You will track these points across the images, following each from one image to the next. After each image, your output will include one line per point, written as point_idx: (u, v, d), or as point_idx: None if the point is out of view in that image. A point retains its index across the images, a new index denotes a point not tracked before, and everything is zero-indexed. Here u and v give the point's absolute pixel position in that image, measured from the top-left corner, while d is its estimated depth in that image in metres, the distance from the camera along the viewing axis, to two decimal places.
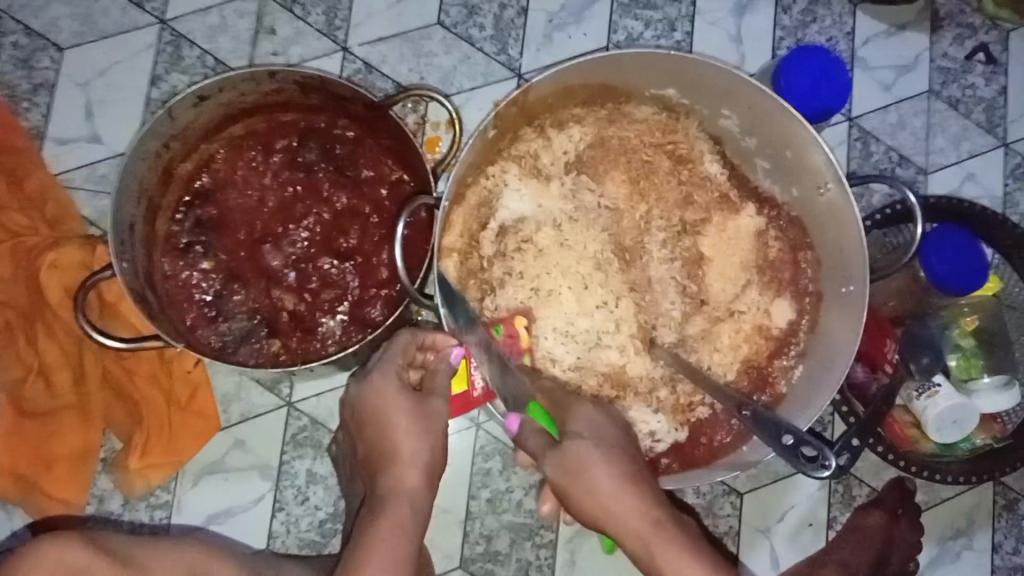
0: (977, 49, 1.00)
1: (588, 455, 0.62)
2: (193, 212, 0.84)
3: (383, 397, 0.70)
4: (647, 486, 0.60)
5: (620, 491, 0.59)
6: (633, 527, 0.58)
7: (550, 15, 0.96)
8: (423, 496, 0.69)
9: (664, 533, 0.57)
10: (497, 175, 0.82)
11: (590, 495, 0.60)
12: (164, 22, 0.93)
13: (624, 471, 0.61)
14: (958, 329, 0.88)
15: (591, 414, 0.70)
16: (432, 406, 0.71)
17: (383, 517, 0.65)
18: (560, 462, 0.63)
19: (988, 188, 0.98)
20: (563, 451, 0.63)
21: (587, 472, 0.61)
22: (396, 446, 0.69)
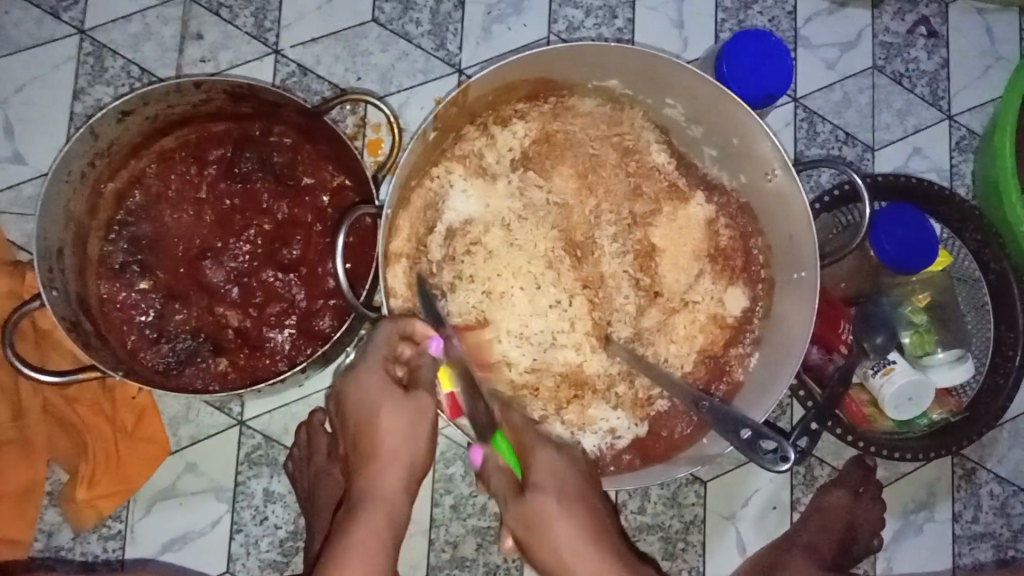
0: (918, 23, 1.00)
1: (548, 507, 0.59)
2: (127, 230, 0.81)
3: (372, 392, 0.64)
4: (610, 544, 0.59)
5: (584, 551, 0.58)
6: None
7: (487, 7, 0.93)
8: (405, 496, 0.62)
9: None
10: (442, 176, 0.80)
11: (549, 550, 0.58)
12: (83, 33, 0.89)
13: (588, 525, 0.59)
14: (911, 306, 0.88)
15: (548, 453, 0.66)
16: (421, 399, 0.64)
17: (360, 519, 0.60)
18: (521, 519, 0.60)
19: (935, 162, 0.99)
20: (524, 502, 0.60)
21: (550, 528, 0.58)
22: (377, 444, 0.63)
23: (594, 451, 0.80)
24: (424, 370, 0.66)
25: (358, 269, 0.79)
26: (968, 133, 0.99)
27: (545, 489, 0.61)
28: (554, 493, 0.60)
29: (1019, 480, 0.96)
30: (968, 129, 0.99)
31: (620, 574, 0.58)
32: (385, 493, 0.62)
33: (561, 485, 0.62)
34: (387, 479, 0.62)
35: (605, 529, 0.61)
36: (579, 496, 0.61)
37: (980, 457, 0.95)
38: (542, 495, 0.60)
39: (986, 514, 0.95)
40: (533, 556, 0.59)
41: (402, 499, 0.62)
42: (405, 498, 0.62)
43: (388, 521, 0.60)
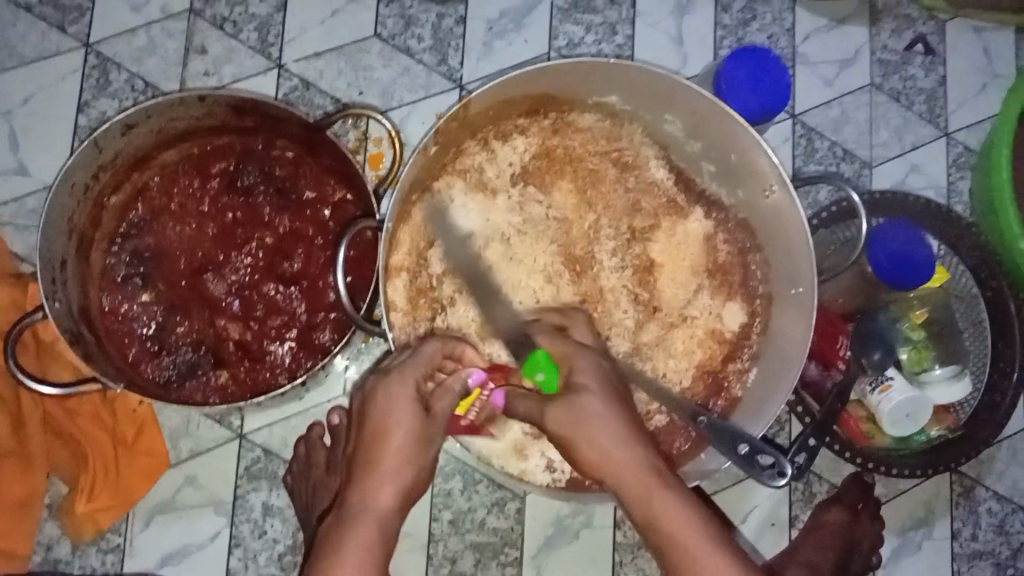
0: (916, 41, 1.01)
1: (591, 405, 0.60)
2: (129, 243, 0.82)
3: (387, 403, 0.63)
4: (647, 446, 0.60)
5: (624, 448, 0.59)
6: (633, 483, 0.58)
7: (489, 23, 0.94)
8: (399, 514, 0.61)
9: (663, 486, 0.58)
10: (443, 191, 0.80)
11: (590, 446, 0.59)
12: (88, 46, 0.90)
13: (629, 428, 0.60)
14: (909, 322, 0.88)
15: (592, 356, 0.66)
16: (437, 425, 0.64)
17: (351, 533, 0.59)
18: (563, 415, 0.61)
19: (932, 179, 0.99)
20: (568, 400, 0.61)
21: (589, 426, 0.59)
22: (377, 460, 0.62)
23: None
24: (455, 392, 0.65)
25: (359, 283, 0.79)
26: (966, 150, 1.00)
27: (590, 387, 0.62)
28: (598, 394, 0.61)
29: (1017, 498, 0.96)
30: (965, 146, 1.00)
31: (654, 469, 0.59)
32: (380, 508, 0.60)
33: (607, 387, 0.62)
34: (384, 493, 0.61)
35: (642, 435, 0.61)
36: (621, 400, 0.62)
37: (979, 474, 0.95)
38: (586, 394, 0.61)
39: (984, 531, 0.95)
40: (574, 448, 0.60)
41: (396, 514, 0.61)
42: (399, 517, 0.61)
43: (383, 537, 0.59)
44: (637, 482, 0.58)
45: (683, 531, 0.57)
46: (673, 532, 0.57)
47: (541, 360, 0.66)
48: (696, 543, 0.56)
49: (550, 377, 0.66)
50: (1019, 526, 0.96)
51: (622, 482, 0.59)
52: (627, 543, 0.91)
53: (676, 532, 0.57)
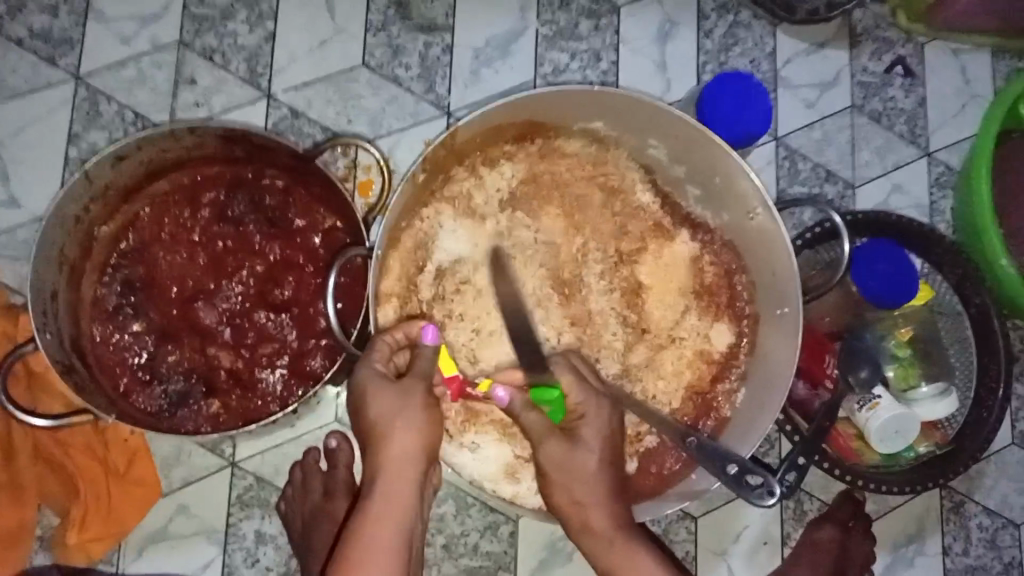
0: (895, 63, 1.03)
1: (584, 465, 0.69)
2: (120, 273, 0.82)
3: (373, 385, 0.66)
4: (621, 501, 0.71)
5: (598, 508, 0.70)
6: (599, 537, 0.70)
7: (475, 51, 0.96)
8: (418, 466, 0.67)
9: (628, 542, 0.70)
10: (432, 217, 0.81)
11: (567, 496, 0.70)
12: (78, 78, 0.91)
13: (609, 488, 0.70)
14: (894, 340, 0.89)
15: (604, 402, 0.72)
16: (408, 383, 0.67)
17: (377, 504, 0.65)
18: (555, 456, 0.70)
19: (915, 198, 1.01)
20: (568, 453, 0.69)
21: (572, 480, 0.70)
22: (388, 433, 0.66)
23: None
24: (422, 361, 0.68)
25: (349, 309, 0.80)
26: (947, 169, 1.02)
27: (588, 441, 0.70)
28: (595, 454, 0.69)
29: (1007, 512, 0.96)
30: (946, 165, 1.02)
31: (617, 522, 0.70)
32: (400, 470, 0.66)
33: (606, 442, 0.70)
34: (400, 454, 0.66)
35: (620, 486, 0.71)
36: (613, 451, 0.71)
37: (968, 489, 0.96)
38: (582, 451, 0.69)
39: (975, 546, 0.95)
40: (553, 489, 0.71)
41: (415, 468, 0.66)
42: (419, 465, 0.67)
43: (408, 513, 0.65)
44: (603, 534, 0.70)
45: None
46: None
47: (554, 399, 0.71)
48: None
49: (554, 414, 0.72)
50: (1010, 540, 0.96)
51: (589, 537, 0.71)
52: None
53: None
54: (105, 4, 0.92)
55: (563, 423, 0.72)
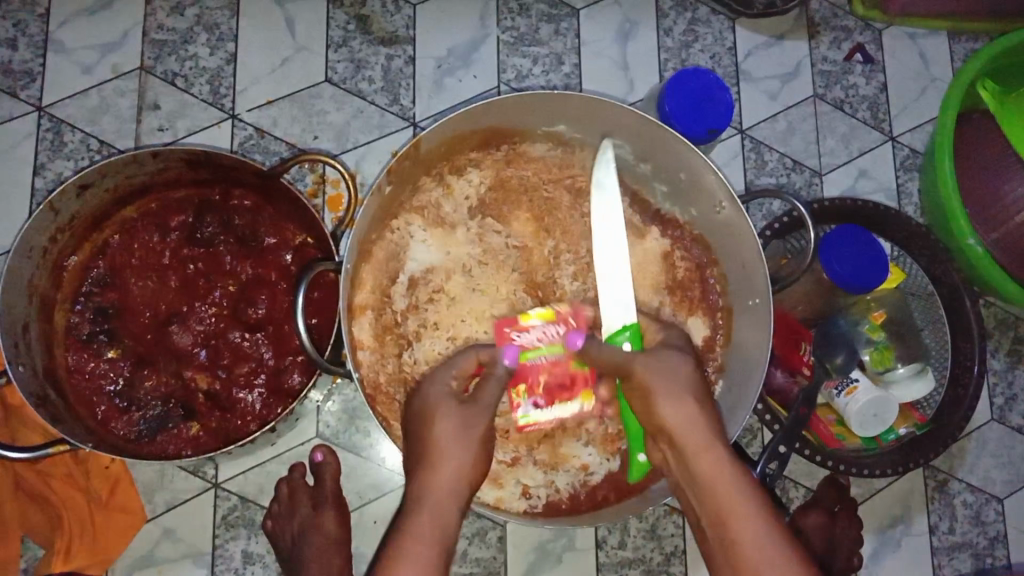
0: (855, 50, 1.04)
1: (675, 367, 0.65)
2: (92, 301, 0.82)
3: (434, 399, 0.67)
4: (714, 414, 0.63)
5: (686, 407, 0.62)
6: (694, 440, 0.61)
7: (437, 61, 0.96)
8: (460, 490, 0.63)
9: (711, 445, 0.60)
10: (402, 228, 0.81)
11: (662, 404, 0.62)
12: (41, 109, 0.90)
13: (698, 390, 0.64)
14: (869, 324, 0.89)
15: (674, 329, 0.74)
16: (481, 400, 0.66)
17: (420, 512, 0.61)
18: (651, 364, 0.64)
19: (881, 183, 1.02)
20: (659, 360, 0.65)
21: (665, 385, 0.63)
22: (439, 452, 0.63)
23: (568, 489, 0.81)
24: (490, 385, 0.68)
25: (324, 324, 0.80)
26: (911, 152, 1.03)
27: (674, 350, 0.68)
28: (683, 355, 0.66)
29: (990, 488, 0.98)
30: (911, 148, 1.03)
31: (707, 430, 0.61)
32: (442, 484, 0.62)
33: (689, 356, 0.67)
34: (445, 470, 0.62)
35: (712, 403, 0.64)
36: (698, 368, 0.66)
37: (950, 466, 0.97)
38: (675, 356, 0.66)
39: (961, 523, 0.96)
40: (651, 400, 0.63)
41: (459, 486, 0.63)
42: (464, 489, 0.63)
43: (448, 519, 0.61)
44: (691, 431, 0.61)
45: (732, 493, 0.58)
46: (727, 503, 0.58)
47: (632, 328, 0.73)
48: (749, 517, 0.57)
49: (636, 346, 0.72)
50: (994, 515, 0.97)
51: (682, 447, 0.61)
52: (610, 563, 0.91)
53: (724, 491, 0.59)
54: (63, 34, 0.92)
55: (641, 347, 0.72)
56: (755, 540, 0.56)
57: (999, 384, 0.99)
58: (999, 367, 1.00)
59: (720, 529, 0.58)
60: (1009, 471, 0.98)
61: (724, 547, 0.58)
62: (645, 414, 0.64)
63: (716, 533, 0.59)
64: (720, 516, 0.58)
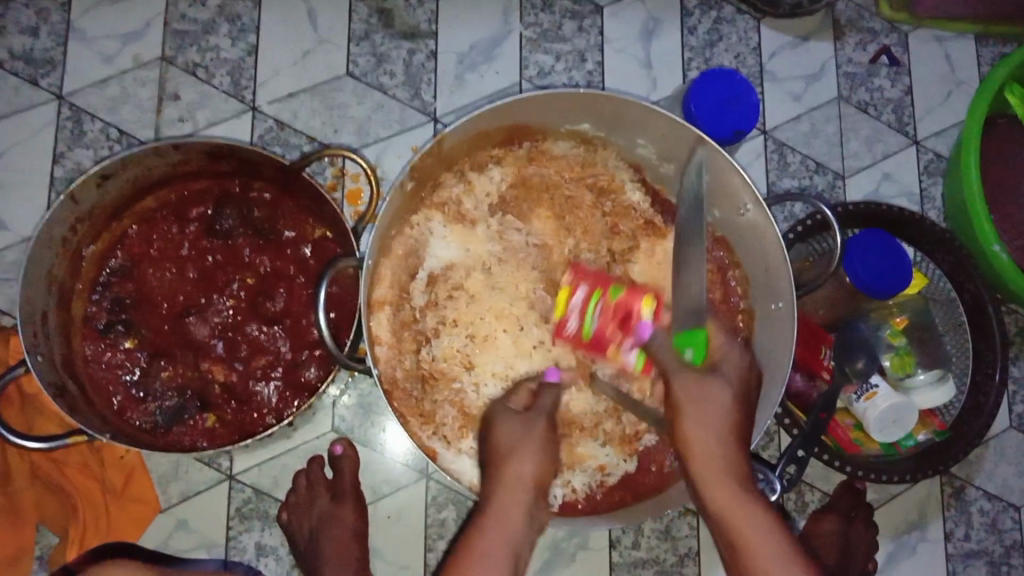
0: (880, 53, 1.02)
1: (712, 389, 0.64)
2: (110, 290, 0.81)
3: (496, 422, 0.67)
4: (750, 456, 0.63)
5: (724, 447, 0.62)
6: (718, 469, 0.61)
7: (459, 56, 0.95)
8: (529, 496, 0.62)
9: (743, 490, 0.60)
10: (421, 224, 0.81)
11: (695, 429, 0.63)
12: (61, 98, 0.90)
13: (736, 428, 0.63)
14: (890, 329, 0.88)
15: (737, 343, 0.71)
16: (536, 414, 0.68)
17: (489, 511, 0.61)
18: (689, 385, 0.65)
19: (904, 187, 1.01)
20: (698, 379, 0.65)
21: (702, 406, 0.63)
22: (507, 457, 0.63)
23: (585, 489, 0.80)
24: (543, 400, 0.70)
25: (342, 318, 0.80)
26: (935, 156, 1.02)
27: (718, 374, 0.66)
28: (725, 381, 0.65)
29: (1008, 496, 0.97)
30: (935, 152, 1.02)
31: (741, 474, 0.61)
32: (511, 487, 0.62)
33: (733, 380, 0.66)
34: (516, 478, 0.62)
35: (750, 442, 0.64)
36: (740, 397, 0.65)
37: (968, 474, 0.96)
38: (716, 377, 0.65)
39: (977, 532, 0.95)
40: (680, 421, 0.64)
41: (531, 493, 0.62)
42: (534, 499, 0.63)
43: (516, 516, 0.61)
44: (721, 478, 0.61)
45: (765, 542, 0.58)
46: (760, 552, 0.58)
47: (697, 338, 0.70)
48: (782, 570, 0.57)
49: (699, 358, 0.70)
50: (1012, 524, 0.96)
51: (712, 489, 0.61)
52: (623, 563, 0.91)
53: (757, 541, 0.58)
54: (84, 23, 0.91)
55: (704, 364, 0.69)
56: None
57: (1019, 392, 0.98)
58: (1019, 374, 0.99)
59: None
60: None
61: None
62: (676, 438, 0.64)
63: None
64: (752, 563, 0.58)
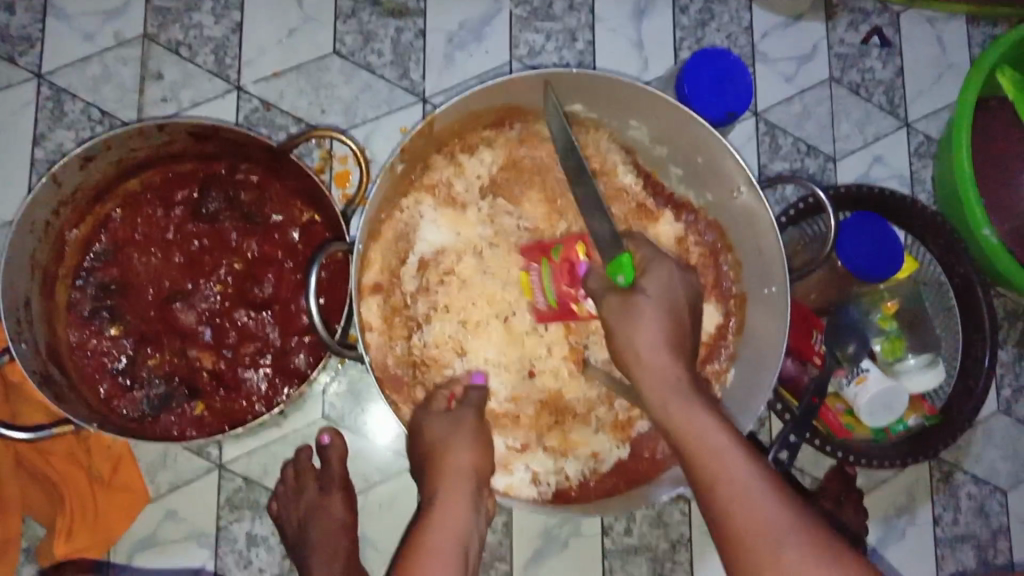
0: (872, 33, 1.02)
1: (644, 298, 0.62)
2: (94, 276, 0.80)
3: (427, 415, 0.69)
4: (687, 359, 0.62)
5: (659, 351, 0.61)
6: (658, 379, 0.60)
7: (448, 35, 0.94)
8: (470, 486, 0.63)
9: (676, 386, 0.60)
10: (412, 208, 0.80)
11: (628, 343, 0.62)
12: (40, 77, 0.88)
13: (673, 331, 0.62)
14: (881, 313, 0.89)
15: (667, 263, 0.65)
16: (463, 412, 0.69)
17: (437, 501, 0.61)
18: (615, 303, 0.63)
19: (896, 169, 1.01)
20: (624, 294, 0.63)
21: (633, 319, 0.61)
22: (442, 447, 0.64)
23: (578, 476, 0.80)
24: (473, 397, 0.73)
25: (333, 304, 0.79)
26: (926, 138, 1.02)
27: (646, 288, 0.62)
28: (651, 297, 0.62)
29: (994, 479, 0.98)
30: (925, 134, 1.02)
31: (680, 374, 0.61)
32: (447, 472, 0.63)
33: (666, 292, 0.62)
34: (453, 464, 0.63)
35: (688, 344, 0.62)
36: (675, 307, 0.63)
37: (956, 457, 0.97)
38: (640, 294, 0.62)
39: (963, 514, 0.97)
40: (611, 331, 0.63)
41: (471, 477, 0.63)
42: (474, 485, 0.63)
43: (463, 504, 0.61)
44: (654, 382, 0.61)
45: (703, 429, 0.58)
46: (698, 440, 0.57)
47: (624, 261, 0.63)
48: (721, 453, 0.56)
49: (629, 282, 0.63)
50: (997, 506, 0.98)
51: (650, 398, 0.61)
52: (616, 550, 0.91)
53: (695, 433, 0.57)
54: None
55: (634, 289, 0.62)
56: (727, 467, 0.56)
57: (1006, 374, 0.99)
58: (1007, 357, 0.99)
59: (698, 471, 0.57)
60: (1013, 462, 0.98)
61: (704, 488, 0.56)
62: (617, 348, 0.63)
63: (695, 476, 0.57)
64: (694, 458, 0.57)
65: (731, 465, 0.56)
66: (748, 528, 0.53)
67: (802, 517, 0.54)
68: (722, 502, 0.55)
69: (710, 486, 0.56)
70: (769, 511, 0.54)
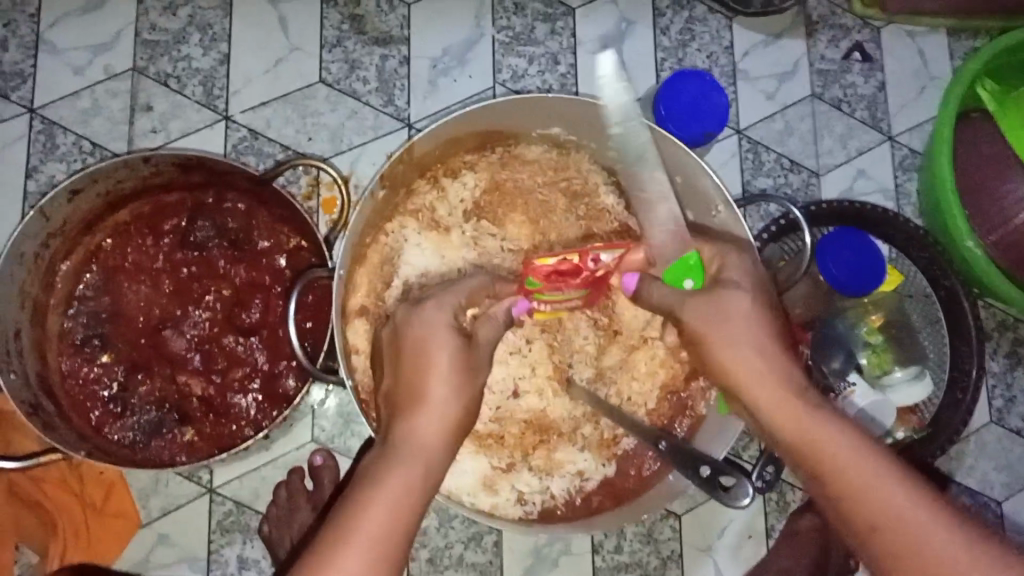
0: (853, 49, 1.03)
1: (740, 303, 0.64)
2: (85, 306, 0.81)
3: (429, 329, 0.63)
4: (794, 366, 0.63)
5: (767, 356, 0.63)
6: (765, 386, 0.61)
7: (432, 61, 0.95)
8: (440, 453, 0.60)
9: (805, 405, 0.59)
10: (396, 231, 0.81)
11: (723, 345, 0.63)
12: (33, 111, 0.90)
13: (772, 332, 0.64)
14: (866, 327, 0.90)
15: (742, 252, 0.68)
16: (478, 354, 0.65)
17: (399, 461, 0.58)
18: (700, 306, 0.65)
19: (880, 183, 1.01)
20: (720, 296, 0.65)
21: (728, 322, 0.64)
22: (427, 391, 0.61)
23: (563, 495, 0.80)
24: (486, 330, 0.67)
25: (318, 328, 0.80)
26: (910, 151, 1.02)
27: (737, 288, 0.65)
28: (745, 291, 0.65)
29: (988, 490, 0.97)
30: (909, 148, 1.02)
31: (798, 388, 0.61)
32: (422, 439, 0.60)
33: (758, 288, 0.66)
34: (421, 436, 0.60)
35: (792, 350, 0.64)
36: (770, 304, 0.65)
37: (948, 469, 0.97)
38: (732, 293, 0.65)
39: None
40: (705, 334, 0.65)
41: (436, 452, 0.60)
42: (441, 459, 0.60)
43: (430, 466, 0.59)
44: (780, 399, 0.60)
45: (847, 447, 0.56)
46: (839, 460, 0.55)
47: (693, 264, 0.71)
48: (874, 473, 0.54)
49: (698, 285, 0.71)
50: (992, 517, 0.97)
51: (773, 415, 0.60)
52: (606, 567, 0.91)
53: (838, 451, 0.56)
54: (54, 35, 0.91)
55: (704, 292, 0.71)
56: (872, 484, 0.54)
57: (997, 385, 0.99)
58: (997, 368, 0.99)
59: (837, 488, 0.55)
60: (1006, 473, 0.98)
61: (849, 507, 0.54)
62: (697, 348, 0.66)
63: (837, 497, 0.55)
64: (836, 475, 0.55)
65: (886, 486, 0.53)
66: (920, 551, 0.51)
67: (975, 528, 0.51)
68: (880, 528, 0.53)
69: (859, 508, 0.54)
70: (944, 533, 0.51)
